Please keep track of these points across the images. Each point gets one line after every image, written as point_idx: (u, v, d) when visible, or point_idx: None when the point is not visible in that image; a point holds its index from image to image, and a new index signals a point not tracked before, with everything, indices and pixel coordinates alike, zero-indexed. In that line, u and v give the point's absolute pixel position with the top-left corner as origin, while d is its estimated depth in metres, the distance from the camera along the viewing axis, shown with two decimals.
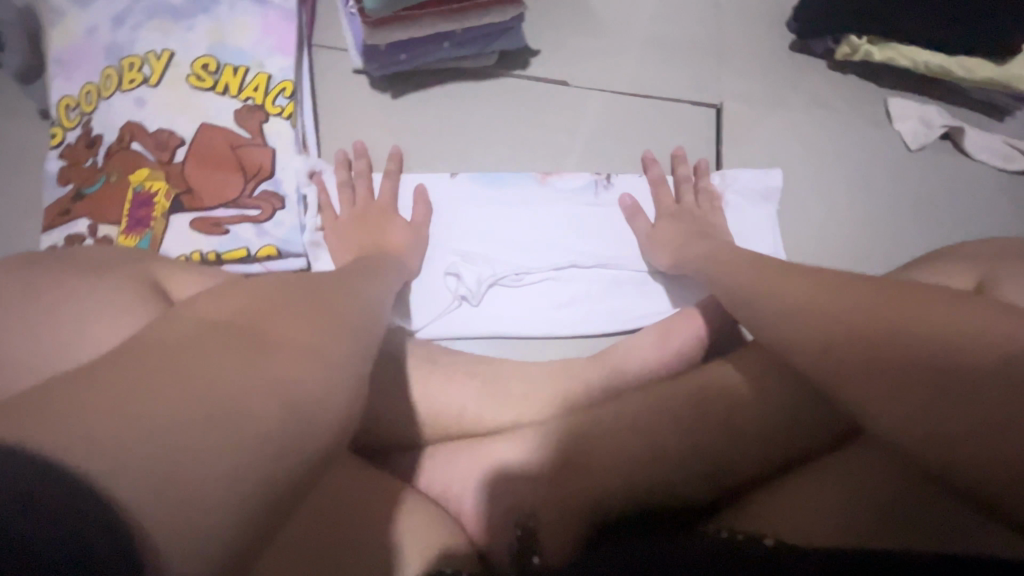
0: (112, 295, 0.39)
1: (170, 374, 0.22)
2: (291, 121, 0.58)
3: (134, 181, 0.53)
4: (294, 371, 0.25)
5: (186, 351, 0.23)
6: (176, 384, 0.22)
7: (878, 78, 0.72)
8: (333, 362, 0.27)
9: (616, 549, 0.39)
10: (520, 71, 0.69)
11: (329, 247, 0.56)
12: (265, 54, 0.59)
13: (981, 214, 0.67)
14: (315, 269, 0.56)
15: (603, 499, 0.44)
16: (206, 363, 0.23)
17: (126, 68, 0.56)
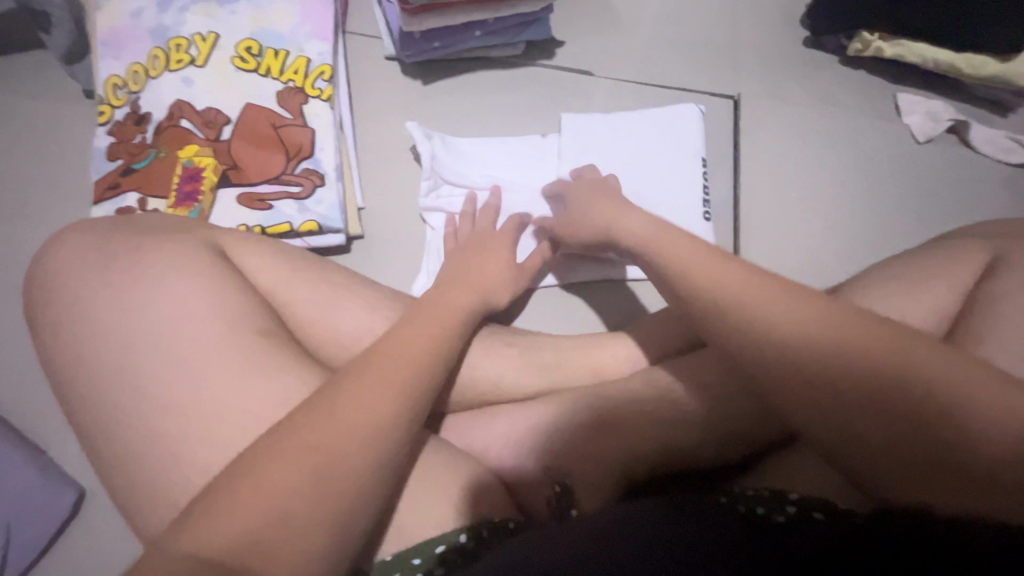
0: (178, 258, 0.41)
1: (248, 506, 0.31)
2: (330, 103, 0.60)
3: (182, 156, 0.54)
4: (323, 472, 0.33)
5: (238, 500, 0.31)
6: (258, 499, 0.31)
7: (888, 74, 0.75)
8: (365, 451, 0.35)
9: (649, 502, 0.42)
10: (546, 60, 0.71)
11: (446, 208, 0.62)
12: (305, 38, 0.61)
13: (985, 204, 0.70)
14: (434, 229, 0.61)
15: (641, 461, 0.46)
16: (269, 495, 0.32)
17: (173, 49, 0.58)
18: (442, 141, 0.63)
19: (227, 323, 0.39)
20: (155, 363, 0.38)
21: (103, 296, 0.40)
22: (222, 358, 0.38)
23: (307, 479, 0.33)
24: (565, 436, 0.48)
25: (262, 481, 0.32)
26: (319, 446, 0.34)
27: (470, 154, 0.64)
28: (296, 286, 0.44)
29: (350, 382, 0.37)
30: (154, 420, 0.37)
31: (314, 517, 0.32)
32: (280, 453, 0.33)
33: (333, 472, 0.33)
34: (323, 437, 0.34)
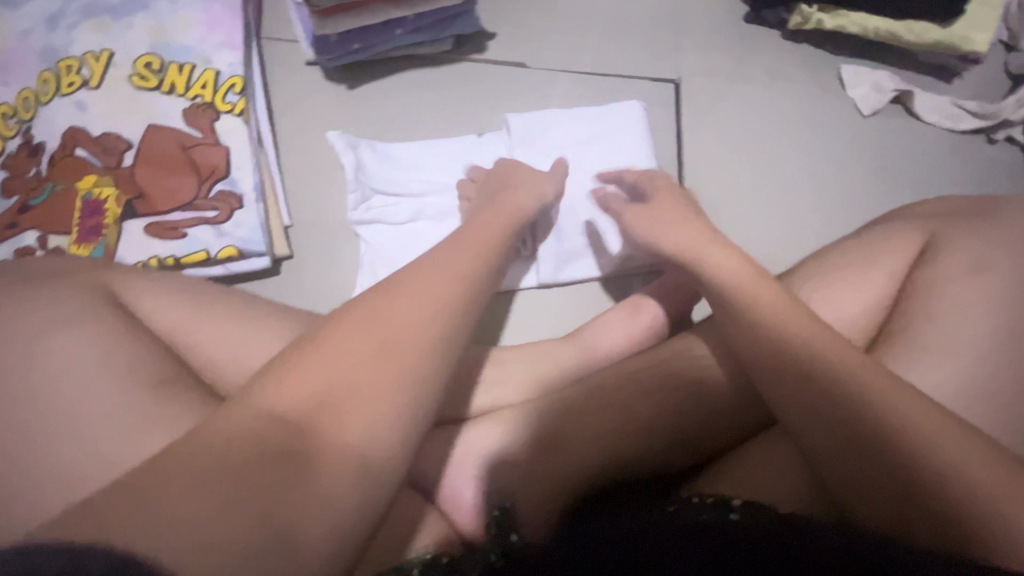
0: (67, 306, 0.38)
1: (314, 375, 0.30)
2: (243, 117, 0.56)
3: (81, 188, 0.51)
4: (394, 346, 0.32)
5: (307, 372, 0.30)
6: (318, 377, 0.30)
7: (832, 46, 0.73)
8: (431, 330, 0.33)
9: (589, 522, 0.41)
10: (477, 55, 0.68)
11: (382, 219, 0.59)
12: (211, 49, 0.57)
13: (933, 174, 0.69)
14: (370, 241, 0.58)
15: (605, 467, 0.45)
16: (335, 368, 0.31)
17: (64, 71, 0.54)
18: (367, 147, 0.60)
19: (119, 376, 0.36)
20: (29, 431, 0.34)
21: None
22: (113, 416, 0.35)
23: (369, 358, 0.31)
24: (514, 450, 0.46)
25: (326, 364, 0.31)
26: (377, 328, 0.32)
27: (405, 160, 0.61)
28: (203, 327, 0.42)
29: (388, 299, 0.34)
30: None
31: (377, 386, 0.30)
32: (350, 330, 0.32)
33: (392, 350, 0.32)
34: (381, 324, 0.33)
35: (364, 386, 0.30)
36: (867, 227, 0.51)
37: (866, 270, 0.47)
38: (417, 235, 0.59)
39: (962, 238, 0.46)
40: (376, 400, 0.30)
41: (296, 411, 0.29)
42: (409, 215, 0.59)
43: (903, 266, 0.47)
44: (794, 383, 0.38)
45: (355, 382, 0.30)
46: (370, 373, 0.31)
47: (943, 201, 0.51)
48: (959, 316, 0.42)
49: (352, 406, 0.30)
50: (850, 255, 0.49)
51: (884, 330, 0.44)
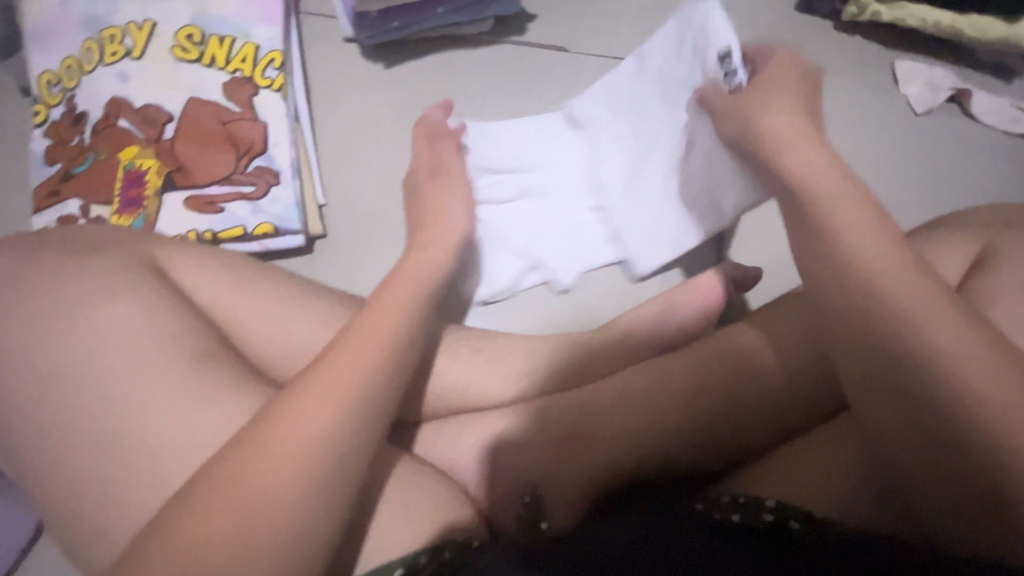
0: (112, 277, 0.38)
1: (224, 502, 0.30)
2: (282, 93, 0.56)
3: (122, 159, 0.52)
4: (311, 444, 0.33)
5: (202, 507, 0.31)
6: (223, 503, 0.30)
7: (886, 40, 0.70)
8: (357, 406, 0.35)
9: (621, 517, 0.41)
10: (517, 37, 0.66)
11: (490, 199, 0.61)
12: (251, 23, 0.56)
13: (988, 179, 0.66)
14: (490, 221, 0.61)
15: (642, 459, 0.45)
16: (262, 492, 0.31)
17: (107, 40, 0.54)
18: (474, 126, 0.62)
19: (165, 348, 0.37)
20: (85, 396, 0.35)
21: (32, 321, 0.37)
22: (160, 386, 0.36)
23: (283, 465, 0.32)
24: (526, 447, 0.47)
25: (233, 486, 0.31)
26: (294, 435, 0.33)
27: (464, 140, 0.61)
28: (246, 303, 0.42)
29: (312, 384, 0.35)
30: (90, 453, 0.35)
31: (292, 503, 0.31)
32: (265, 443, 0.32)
33: (301, 458, 0.32)
34: (305, 424, 0.33)
35: (275, 502, 0.31)
36: (919, 232, 0.50)
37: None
38: (524, 215, 0.61)
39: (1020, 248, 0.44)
40: (282, 524, 0.30)
41: (207, 537, 0.29)
42: (519, 194, 0.61)
43: (957, 273, 0.45)
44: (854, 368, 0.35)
45: (270, 505, 0.31)
46: (279, 494, 0.31)
47: (995, 207, 0.50)
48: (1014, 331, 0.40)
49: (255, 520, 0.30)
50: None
51: None
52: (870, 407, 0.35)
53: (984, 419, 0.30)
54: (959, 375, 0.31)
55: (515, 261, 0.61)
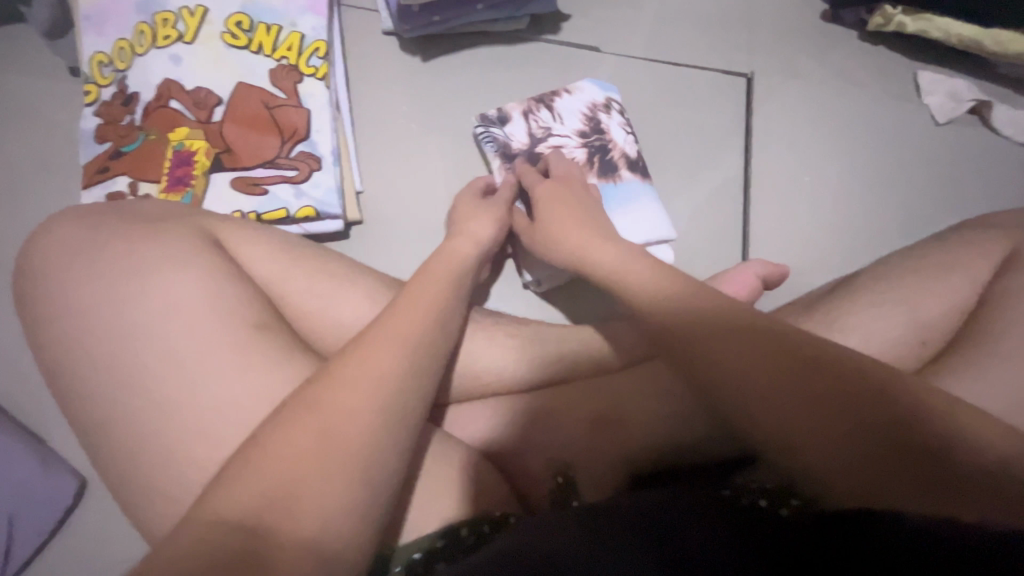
0: (171, 249, 0.40)
1: (291, 448, 0.31)
2: (325, 82, 0.57)
3: (172, 139, 0.53)
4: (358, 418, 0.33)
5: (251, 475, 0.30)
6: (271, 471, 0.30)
7: (909, 51, 0.72)
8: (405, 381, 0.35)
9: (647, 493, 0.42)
10: (551, 36, 0.68)
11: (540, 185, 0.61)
12: (298, 13, 0.58)
13: (1007, 188, 0.68)
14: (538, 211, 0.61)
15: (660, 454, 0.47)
16: (319, 436, 0.31)
17: (160, 23, 0.55)
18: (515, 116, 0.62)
19: (224, 318, 0.38)
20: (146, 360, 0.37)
21: (94, 287, 0.39)
22: (217, 355, 0.37)
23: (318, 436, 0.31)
24: (559, 431, 0.48)
25: (280, 455, 0.30)
26: (354, 388, 0.34)
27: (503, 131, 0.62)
28: (295, 280, 0.43)
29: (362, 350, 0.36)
30: (147, 417, 0.36)
31: (361, 445, 0.32)
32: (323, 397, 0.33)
33: (364, 408, 0.33)
34: (364, 381, 0.34)
35: (345, 445, 0.32)
36: (944, 234, 0.51)
37: (943, 277, 0.47)
38: None
39: None
40: (352, 467, 0.31)
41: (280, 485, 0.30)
42: None
43: (983, 275, 0.46)
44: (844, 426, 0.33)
45: (342, 448, 0.31)
46: (348, 440, 0.32)
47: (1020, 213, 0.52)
48: None
49: (327, 460, 0.31)
50: (924, 261, 0.48)
51: (958, 336, 0.44)
52: (869, 454, 0.33)
53: (964, 453, 0.33)
54: (934, 418, 0.33)
55: None
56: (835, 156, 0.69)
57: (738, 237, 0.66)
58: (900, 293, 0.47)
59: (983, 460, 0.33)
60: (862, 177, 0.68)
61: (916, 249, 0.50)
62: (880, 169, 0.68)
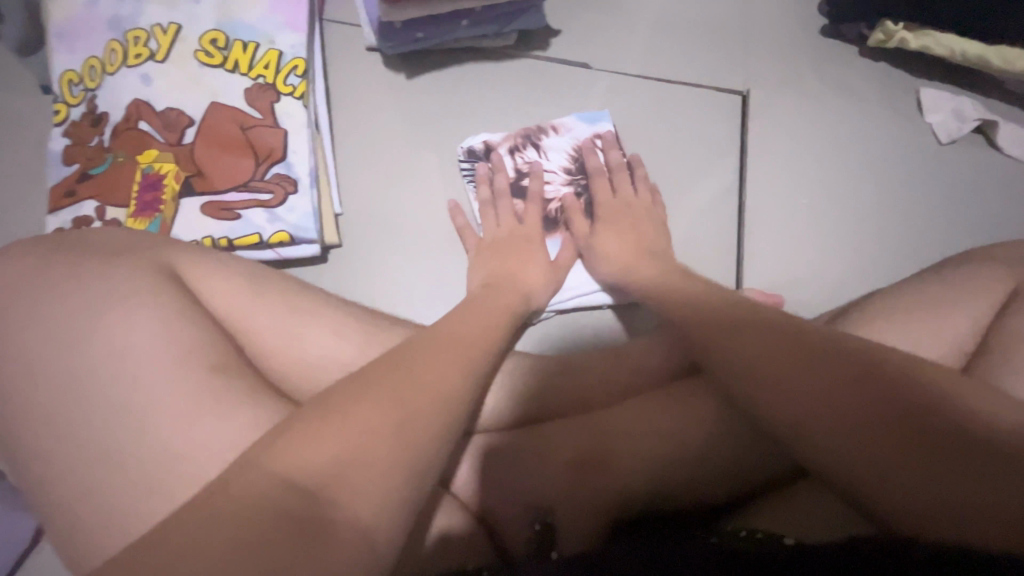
0: (128, 284, 0.38)
1: (330, 446, 0.29)
2: (303, 101, 0.55)
3: (141, 162, 0.51)
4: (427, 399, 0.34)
5: (319, 442, 0.29)
6: (335, 443, 0.29)
7: (911, 68, 0.69)
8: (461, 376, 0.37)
9: (627, 540, 0.41)
10: (539, 51, 0.66)
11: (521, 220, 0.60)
12: (275, 29, 0.56)
13: (1012, 211, 0.65)
14: None
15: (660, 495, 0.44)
16: (400, 406, 0.32)
17: (131, 41, 0.53)
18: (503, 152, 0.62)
19: (179, 359, 0.36)
20: (94, 405, 0.35)
21: (43, 325, 0.37)
22: (168, 399, 0.35)
23: (391, 417, 0.31)
24: (542, 473, 0.45)
25: (344, 428, 0.30)
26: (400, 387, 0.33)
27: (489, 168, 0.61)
28: (260, 314, 0.41)
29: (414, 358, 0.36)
30: (92, 467, 0.34)
31: (425, 432, 0.32)
32: (375, 393, 0.32)
33: (414, 418, 0.32)
34: (409, 382, 0.34)
35: (388, 455, 0.30)
36: (945, 265, 0.48)
37: (946, 311, 0.44)
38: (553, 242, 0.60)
39: None
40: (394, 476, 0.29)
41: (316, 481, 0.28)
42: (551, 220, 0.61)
43: (986, 310, 0.44)
44: (871, 408, 0.34)
45: (382, 454, 0.30)
46: (388, 434, 0.31)
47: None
48: None
49: (368, 469, 0.29)
50: (926, 294, 0.46)
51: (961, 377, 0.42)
52: (871, 432, 0.34)
53: (966, 426, 0.33)
54: (930, 394, 0.34)
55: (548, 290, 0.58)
56: (834, 177, 0.66)
57: (731, 261, 0.64)
58: (901, 330, 0.44)
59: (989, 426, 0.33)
60: (862, 199, 0.66)
61: (916, 282, 0.48)
62: (880, 190, 0.66)
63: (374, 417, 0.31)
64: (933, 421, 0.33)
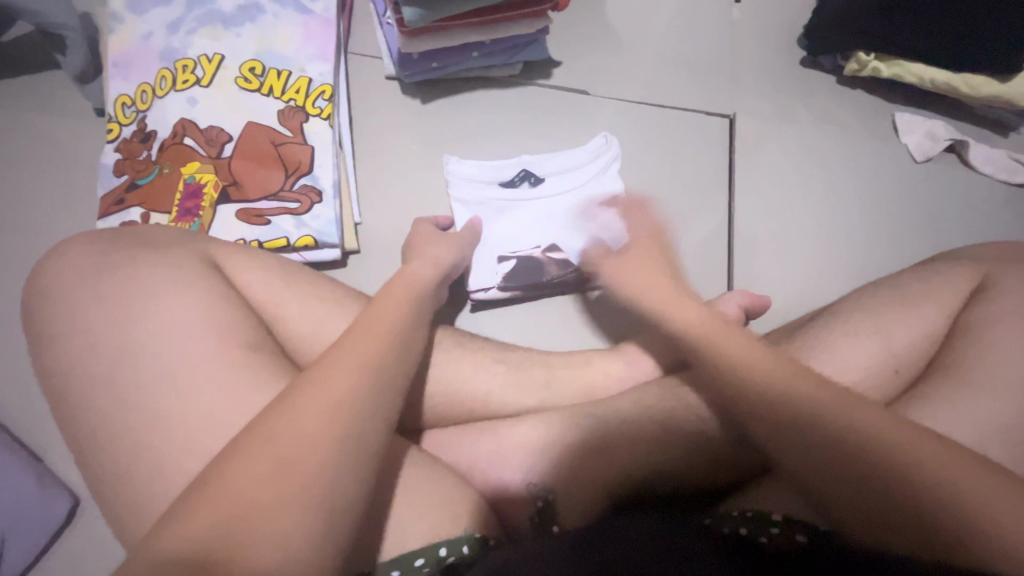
0: (176, 272, 0.43)
1: (225, 502, 0.30)
2: (329, 122, 0.61)
3: (184, 173, 0.57)
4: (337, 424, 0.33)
5: (238, 481, 0.31)
6: (249, 485, 0.30)
7: (885, 94, 0.75)
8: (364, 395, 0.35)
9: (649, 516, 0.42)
10: (542, 79, 0.72)
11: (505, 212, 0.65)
12: (306, 59, 0.63)
13: (986, 223, 0.70)
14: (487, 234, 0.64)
15: (666, 477, 0.47)
16: (297, 435, 0.32)
17: (180, 69, 0.60)
18: (494, 163, 0.67)
19: (219, 336, 0.40)
20: (142, 375, 0.39)
21: (98, 306, 0.41)
22: (207, 371, 0.39)
23: (293, 450, 0.32)
24: (546, 455, 0.48)
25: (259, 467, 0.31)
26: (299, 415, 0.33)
27: (484, 178, 0.66)
28: (289, 302, 0.46)
29: (316, 376, 0.35)
30: (137, 430, 0.38)
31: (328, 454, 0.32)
32: (265, 441, 0.32)
33: (299, 462, 0.31)
34: (322, 403, 0.34)
35: (286, 504, 0.30)
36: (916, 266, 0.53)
37: (913, 304, 0.48)
38: (523, 235, 0.64)
39: (1011, 280, 0.47)
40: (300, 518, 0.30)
41: (215, 535, 0.29)
42: (540, 220, 0.65)
43: (953, 303, 0.48)
44: (810, 453, 0.38)
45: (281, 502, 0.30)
46: (300, 468, 0.31)
47: (992, 245, 0.53)
48: (1008, 355, 0.42)
49: (270, 515, 0.30)
50: (897, 290, 0.50)
51: (934, 363, 0.45)
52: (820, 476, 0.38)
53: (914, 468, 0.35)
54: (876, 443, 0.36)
55: (496, 270, 0.63)
56: (817, 191, 0.71)
57: (721, 269, 0.68)
58: (876, 321, 0.48)
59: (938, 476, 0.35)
60: (844, 212, 0.70)
61: (889, 281, 0.52)
62: (861, 204, 0.71)
63: (291, 450, 0.32)
64: (871, 466, 0.36)
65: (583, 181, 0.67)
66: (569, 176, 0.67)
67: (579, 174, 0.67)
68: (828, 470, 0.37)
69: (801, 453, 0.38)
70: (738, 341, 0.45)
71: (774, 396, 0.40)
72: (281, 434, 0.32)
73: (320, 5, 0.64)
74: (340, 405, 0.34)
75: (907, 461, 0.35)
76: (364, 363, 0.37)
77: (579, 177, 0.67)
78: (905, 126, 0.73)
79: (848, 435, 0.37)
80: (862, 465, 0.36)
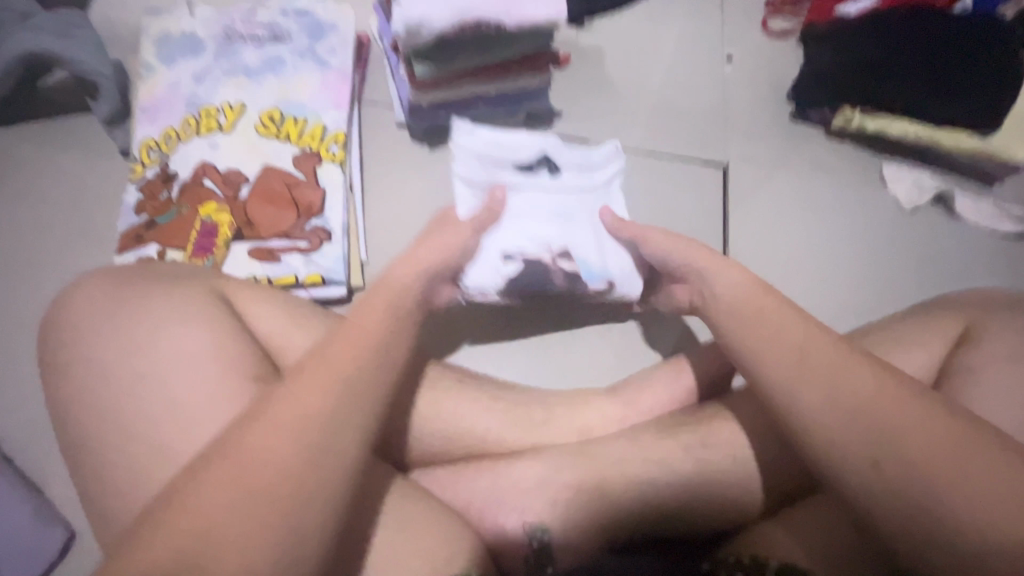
0: (188, 306, 0.44)
1: (187, 518, 0.31)
2: (342, 166, 0.65)
3: (201, 212, 0.60)
4: (309, 450, 0.34)
5: (203, 499, 0.32)
6: (213, 505, 0.32)
7: (873, 146, 0.79)
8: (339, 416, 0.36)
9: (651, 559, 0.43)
10: (544, 128, 0.76)
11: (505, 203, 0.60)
12: (322, 107, 0.67)
13: (972, 271, 0.72)
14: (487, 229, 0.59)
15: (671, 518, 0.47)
16: (263, 459, 0.33)
17: (204, 116, 0.64)
18: (499, 147, 0.62)
19: (226, 369, 0.42)
20: (150, 406, 0.40)
21: (112, 338, 0.43)
22: (213, 403, 0.40)
23: (257, 476, 0.33)
24: (542, 495, 0.48)
25: (225, 488, 0.32)
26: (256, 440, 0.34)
27: (485, 159, 0.61)
28: (295, 337, 0.47)
29: (282, 394, 0.36)
30: (141, 461, 0.39)
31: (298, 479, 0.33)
32: (230, 456, 0.34)
33: (271, 480, 0.33)
34: (290, 428, 0.34)
35: (251, 529, 0.31)
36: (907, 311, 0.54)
37: (903, 349, 0.50)
38: (525, 229, 0.60)
39: (998, 328, 0.48)
40: (262, 544, 0.31)
41: (173, 560, 0.30)
42: (544, 217, 0.60)
43: (942, 348, 0.49)
44: (863, 464, 0.37)
45: (257, 529, 0.31)
46: (265, 492, 0.32)
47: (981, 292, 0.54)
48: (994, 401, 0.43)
49: (236, 543, 0.31)
50: (887, 335, 0.51)
51: None
52: (876, 491, 0.37)
53: (966, 492, 0.35)
54: (937, 459, 0.36)
55: (494, 263, 0.58)
56: (809, 237, 0.73)
57: None
58: None
59: (987, 507, 0.35)
60: (836, 257, 0.72)
61: (882, 325, 0.53)
62: (853, 250, 0.73)
63: (258, 473, 0.33)
64: (921, 485, 0.36)
65: (591, 186, 0.63)
66: (578, 180, 0.63)
67: (589, 177, 0.63)
68: (886, 482, 0.37)
69: (845, 455, 0.38)
70: (800, 328, 0.43)
71: (848, 402, 0.39)
72: (251, 459, 0.33)
73: (338, 59, 0.69)
74: (314, 422, 0.35)
75: (939, 472, 0.36)
76: (335, 378, 0.37)
77: (588, 181, 0.63)
78: (892, 176, 0.76)
79: (869, 448, 0.37)
80: (897, 474, 0.36)
